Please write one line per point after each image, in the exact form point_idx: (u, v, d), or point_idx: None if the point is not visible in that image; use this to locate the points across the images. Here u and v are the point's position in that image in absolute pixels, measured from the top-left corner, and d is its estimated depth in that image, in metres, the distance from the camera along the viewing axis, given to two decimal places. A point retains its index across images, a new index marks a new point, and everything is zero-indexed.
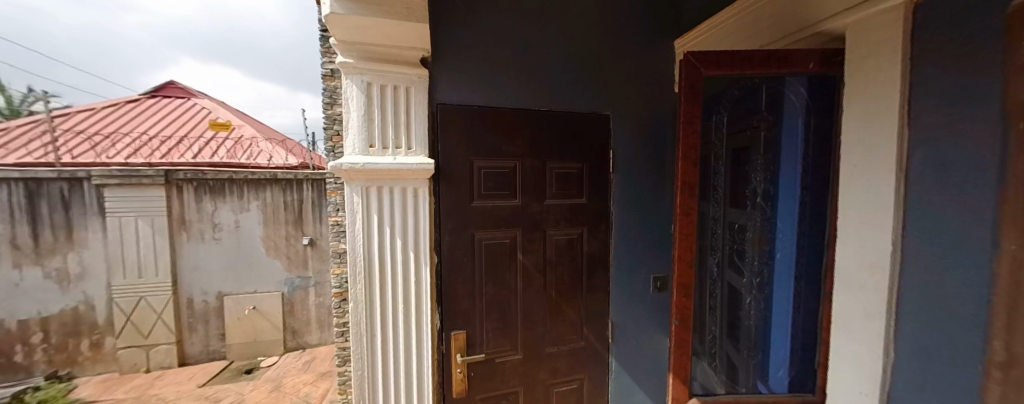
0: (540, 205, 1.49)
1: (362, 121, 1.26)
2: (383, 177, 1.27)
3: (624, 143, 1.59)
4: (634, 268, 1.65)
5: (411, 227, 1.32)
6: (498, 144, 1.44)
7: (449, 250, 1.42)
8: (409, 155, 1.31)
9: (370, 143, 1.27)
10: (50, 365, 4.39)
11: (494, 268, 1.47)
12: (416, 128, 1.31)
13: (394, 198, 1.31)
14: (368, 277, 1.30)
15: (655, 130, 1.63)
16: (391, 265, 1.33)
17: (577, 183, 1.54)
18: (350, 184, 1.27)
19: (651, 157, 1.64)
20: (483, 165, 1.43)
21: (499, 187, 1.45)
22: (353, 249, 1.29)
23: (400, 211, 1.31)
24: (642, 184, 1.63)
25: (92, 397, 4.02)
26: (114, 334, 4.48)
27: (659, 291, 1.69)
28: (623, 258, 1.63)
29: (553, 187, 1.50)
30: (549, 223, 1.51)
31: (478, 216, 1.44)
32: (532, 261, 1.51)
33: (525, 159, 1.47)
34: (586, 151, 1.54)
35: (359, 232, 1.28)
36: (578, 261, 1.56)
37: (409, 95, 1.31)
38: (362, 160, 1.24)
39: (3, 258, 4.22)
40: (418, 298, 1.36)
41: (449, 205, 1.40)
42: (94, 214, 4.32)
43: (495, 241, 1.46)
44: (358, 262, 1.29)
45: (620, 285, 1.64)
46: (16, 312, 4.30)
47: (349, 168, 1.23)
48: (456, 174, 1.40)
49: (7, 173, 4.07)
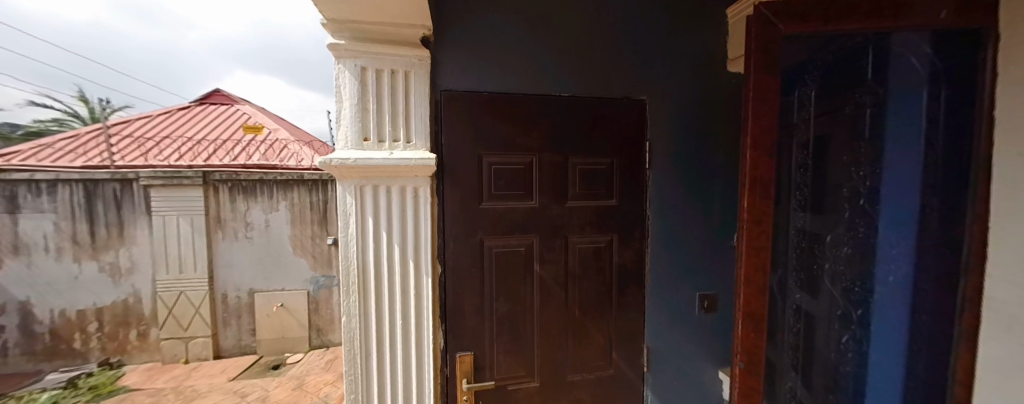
0: (561, 208, 1.26)
1: (356, 111, 1.10)
2: (378, 175, 1.11)
3: (662, 134, 1.33)
4: (676, 284, 1.39)
5: (411, 232, 1.15)
6: (512, 137, 1.23)
7: (453, 261, 1.23)
8: (407, 149, 1.13)
9: (364, 137, 1.11)
10: (103, 352, 4.73)
11: (505, 281, 1.26)
12: (416, 118, 1.14)
13: (392, 199, 1.14)
14: (363, 289, 1.14)
15: (702, 118, 1.36)
16: (388, 275, 1.16)
17: (606, 181, 1.29)
18: (341, 182, 1.11)
19: (696, 151, 1.36)
20: (493, 162, 1.22)
21: (510, 186, 1.23)
22: (346, 256, 1.14)
23: (398, 214, 1.14)
24: (684, 185, 1.36)
25: (136, 384, 4.26)
26: (157, 326, 4.74)
27: (706, 312, 1.41)
28: (660, 272, 1.37)
29: (578, 187, 1.27)
30: (573, 230, 1.28)
31: (488, 220, 1.23)
32: (552, 274, 1.28)
33: (545, 153, 1.24)
34: (618, 144, 1.29)
35: (352, 237, 1.13)
36: (606, 274, 1.32)
37: (408, 80, 1.13)
38: (354, 155, 1.07)
39: (65, 252, 4.59)
40: (419, 313, 1.19)
41: (453, 208, 1.21)
42: (142, 212, 4.61)
43: (509, 249, 1.25)
44: (351, 272, 1.14)
45: (657, 304, 1.38)
46: (76, 301, 4.67)
47: (339, 164, 1.07)
48: (462, 171, 1.20)
49: (69, 174, 4.44)
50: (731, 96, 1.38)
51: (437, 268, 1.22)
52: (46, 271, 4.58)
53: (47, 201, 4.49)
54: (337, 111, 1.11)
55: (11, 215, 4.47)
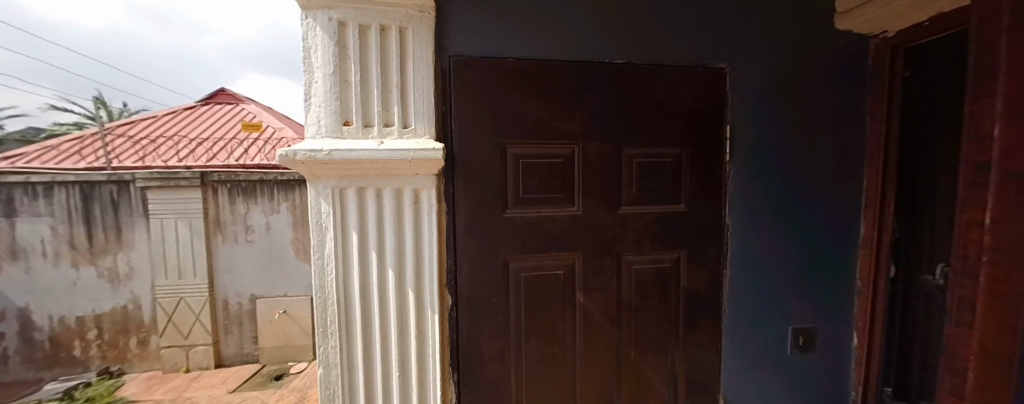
0: (614, 216, 0.93)
1: (331, 83, 0.78)
2: (365, 172, 0.80)
3: (747, 114, 0.99)
4: (762, 315, 1.05)
5: (411, 251, 0.84)
6: (547, 119, 0.89)
7: (468, 290, 0.90)
8: (403, 137, 0.80)
9: (344, 119, 0.79)
10: (104, 360, 4.58)
11: (538, 315, 0.94)
12: (417, 94, 0.82)
13: (384, 206, 0.83)
14: (347, 329, 0.84)
15: (798, 94, 1.01)
16: (381, 311, 0.85)
17: (673, 179, 0.95)
18: (314, 183, 0.80)
19: (790, 137, 1.02)
20: (522, 154, 0.89)
21: (544, 187, 0.90)
22: (321, 286, 0.83)
23: (393, 226, 0.82)
24: (773, 184, 1.02)
25: (135, 396, 4.08)
26: (158, 333, 4.57)
27: (799, 350, 1.07)
28: (742, 299, 1.03)
29: (635, 187, 0.94)
30: (628, 246, 0.95)
31: (514, 233, 0.90)
32: (600, 304, 0.96)
33: (591, 140, 0.91)
34: (689, 128, 0.95)
35: (330, 259, 0.82)
36: (671, 304, 0.99)
37: (404, 41, 0.81)
38: (329, 145, 0.76)
39: (63, 257, 4.43)
40: (422, 361, 0.88)
41: (468, 219, 0.89)
42: (140, 216, 4.42)
43: (543, 272, 0.93)
44: (328, 307, 0.83)
45: (736, 341, 1.04)
46: (76, 308, 4.52)
47: (308, 158, 0.75)
48: (480, 167, 0.87)
49: (65, 176, 4.27)
50: (836, 63, 1.02)
51: (448, 299, 0.90)
52: (44, 276, 4.44)
53: (44, 204, 4.33)
54: (307, 84, 0.79)
55: (9, 219, 4.32)
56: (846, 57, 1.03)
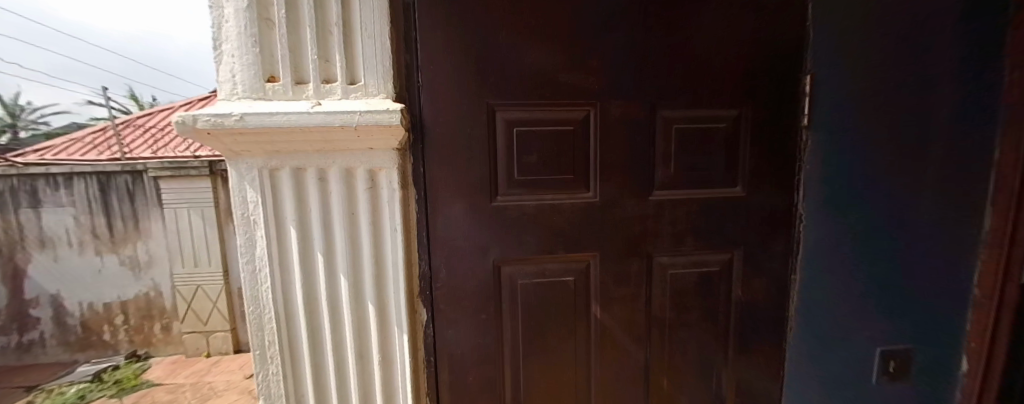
0: (642, 205, 0.69)
1: (245, 23, 0.55)
2: (300, 147, 0.58)
3: (835, 61, 0.70)
4: (839, 334, 0.80)
5: (368, 253, 0.63)
6: (553, 70, 0.64)
7: (450, 304, 0.70)
8: (350, 97, 0.58)
9: (268, 75, 0.58)
10: (133, 344, 4.77)
11: (542, 335, 0.73)
12: (367, 36, 0.58)
13: (330, 193, 0.61)
14: (292, 353, 0.65)
15: (910, 31, 0.72)
16: (333, 330, 0.65)
17: (725, 154, 0.70)
18: (234, 163, 0.59)
19: (890, 94, 0.73)
20: (517, 120, 0.65)
21: (548, 166, 0.67)
22: (254, 298, 0.63)
23: (342, 221, 0.61)
24: (862, 159, 0.75)
25: (160, 379, 4.21)
26: (179, 319, 4.69)
27: (884, 376, 0.82)
28: (813, 314, 0.79)
29: (673, 165, 0.69)
30: (661, 244, 0.71)
31: (508, 228, 0.68)
32: (623, 321, 0.73)
33: (612, 101, 0.66)
34: (752, 83, 0.68)
35: (263, 264, 0.62)
36: (717, 319, 0.75)
37: None
38: (244, 108, 0.54)
39: (87, 246, 4.56)
40: (390, 392, 0.68)
41: (447, 211, 0.67)
42: (155, 206, 4.47)
43: (547, 279, 0.70)
44: (264, 325, 0.64)
45: (800, 363, 0.81)
46: (103, 294, 4.69)
47: (213, 125, 0.53)
48: (459, 140, 0.64)
49: (83, 167, 4.34)
50: None
51: (424, 314, 0.69)
52: (72, 265, 4.60)
53: (65, 195, 4.42)
54: (214, 24, 0.56)
55: (34, 210, 4.45)
56: None
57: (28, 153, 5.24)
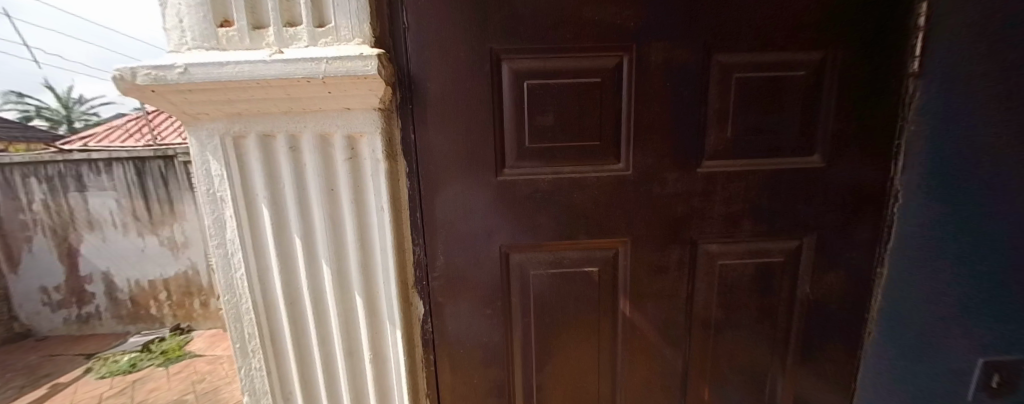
0: (684, 180, 0.56)
1: None
2: (262, 107, 0.48)
3: None
4: (933, 341, 0.64)
5: (353, 235, 0.53)
6: (574, 4, 0.50)
7: (451, 296, 0.60)
8: (318, 43, 0.46)
9: (222, 19, 0.47)
10: (176, 318, 5.14)
11: (560, 333, 0.62)
12: None
13: (304, 165, 0.51)
14: (273, 349, 0.58)
15: None
16: (317, 322, 0.56)
17: (792, 114, 0.56)
18: (192, 129, 0.50)
19: None
20: (529, 71, 0.51)
21: (568, 130, 0.54)
22: (229, 287, 0.55)
23: (320, 197, 0.51)
24: (1003, 111, 0.53)
25: (201, 351, 4.53)
26: (216, 296, 4.98)
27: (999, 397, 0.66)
28: (899, 314, 0.64)
29: (726, 129, 0.56)
30: (708, 229, 0.59)
31: (520, 207, 0.56)
32: (654, 316, 0.62)
33: (651, 45, 0.52)
34: (834, 20, 0.53)
35: (235, 248, 0.53)
36: (769, 313, 0.65)
37: None
38: (189, 57, 0.44)
39: (130, 227, 4.85)
40: (384, 392, 0.60)
41: (445, 187, 0.55)
42: (186, 189, 4.65)
43: (564, 269, 0.59)
44: (241, 317, 0.56)
45: (877, 369, 0.67)
46: (147, 272, 5.02)
47: (152, 80, 0.43)
48: (459, 98, 0.52)
49: (119, 153, 4.55)
50: None
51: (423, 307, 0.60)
52: (118, 244, 4.92)
53: (106, 179, 4.67)
54: None
55: (81, 193, 4.75)
56: None
57: (73, 140, 5.57)
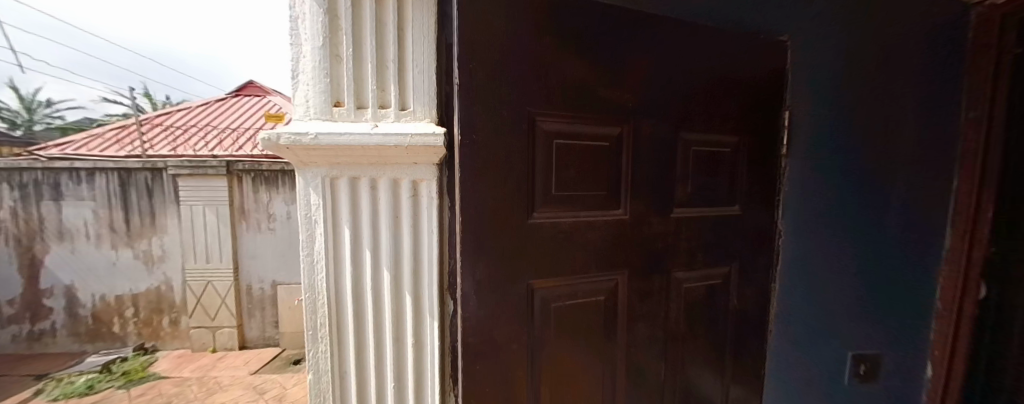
0: (653, 224, 0.80)
1: (320, 59, 0.68)
2: (357, 159, 0.70)
3: (800, 103, 0.86)
4: (812, 336, 0.93)
5: (408, 248, 0.74)
6: (589, 91, 0.69)
7: (482, 327, 0.68)
8: (399, 120, 0.70)
9: (334, 100, 0.70)
10: (141, 336, 4.89)
11: (569, 350, 0.77)
12: (416, 71, 0.71)
13: (379, 199, 0.73)
14: (338, 338, 0.76)
15: (864, 82, 0.87)
16: (373, 315, 0.76)
17: (711, 176, 0.83)
18: (301, 171, 0.72)
19: (849, 132, 0.87)
20: (559, 133, 0.69)
21: (581, 181, 0.73)
22: (310, 285, 0.75)
23: (388, 222, 0.73)
24: (828, 185, 0.88)
25: (166, 372, 4.31)
26: (188, 314, 4.81)
27: (861, 380, 0.94)
28: (787, 316, 0.93)
29: (676, 185, 0.81)
30: (672, 258, 0.83)
31: (547, 251, 0.71)
32: (640, 333, 0.82)
33: (633, 123, 0.75)
34: (735, 117, 0.82)
35: (319, 256, 0.74)
36: (705, 318, 0.88)
37: (402, 8, 0.70)
38: (315, 128, 0.66)
39: (103, 239, 4.71)
40: (421, 372, 0.79)
41: (487, 232, 0.66)
42: (171, 203, 4.62)
43: (578, 299, 0.76)
44: (317, 309, 0.75)
45: (779, 358, 0.94)
46: (115, 287, 4.82)
47: (291, 143, 0.65)
48: (507, 157, 0.65)
49: (104, 163, 4.51)
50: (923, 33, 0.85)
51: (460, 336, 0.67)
52: (88, 257, 4.74)
53: (86, 189, 4.59)
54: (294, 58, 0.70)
55: (55, 202, 4.62)
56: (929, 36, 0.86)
57: (49, 147, 5.44)
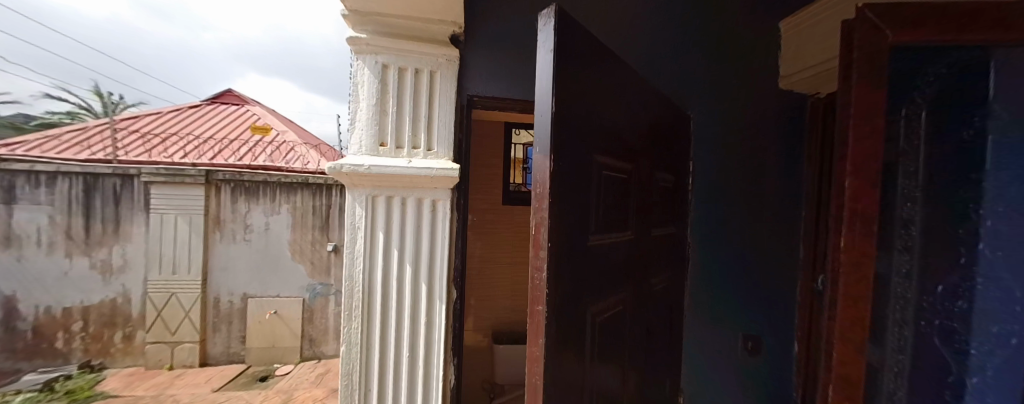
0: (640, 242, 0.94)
1: (372, 113, 0.97)
2: (394, 184, 0.98)
3: (701, 155, 1.25)
4: (712, 319, 1.30)
5: (426, 248, 1.02)
6: (622, 129, 0.76)
7: (558, 387, 0.54)
8: (427, 157, 1.00)
9: (380, 141, 0.98)
10: (87, 353, 4.55)
11: (605, 367, 0.74)
12: (439, 123, 1.02)
13: (407, 212, 1.00)
14: (368, 316, 1.00)
15: (742, 143, 1.28)
16: (397, 298, 1.02)
17: (664, 203, 1.09)
18: (350, 191, 0.98)
19: (734, 176, 1.28)
20: (607, 161, 0.71)
21: (612, 207, 0.77)
22: (350, 275, 0.99)
23: (413, 229, 1.00)
24: (720, 211, 1.28)
25: (116, 390, 4.03)
26: (145, 328, 4.56)
27: (749, 352, 1.30)
28: (697, 305, 1.29)
29: (651, 212, 0.99)
30: (648, 269, 1.00)
31: (598, 269, 0.69)
32: (635, 336, 0.93)
33: (636, 159, 0.87)
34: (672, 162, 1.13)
35: (360, 253, 0.99)
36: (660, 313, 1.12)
37: (432, 81, 1.02)
38: (367, 161, 0.94)
39: (57, 247, 4.45)
40: (430, 343, 1.04)
41: (572, 249, 0.57)
42: (140, 210, 4.49)
43: (609, 314, 0.77)
44: (354, 294, 1.00)
45: (693, 337, 1.29)
46: (63, 298, 4.51)
47: (350, 170, 0.93)
48: (584, 175, 0.60)
49: (70, 167, 4.35)
50: (779, 113, 1.28)
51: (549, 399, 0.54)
52: (36, 265, 4.45)
53: (45, 193, 4.37)
54: (353, 112, 0.99)
55: (6, 206, 4.35)
56: (782, 115, 1.29)
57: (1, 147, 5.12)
